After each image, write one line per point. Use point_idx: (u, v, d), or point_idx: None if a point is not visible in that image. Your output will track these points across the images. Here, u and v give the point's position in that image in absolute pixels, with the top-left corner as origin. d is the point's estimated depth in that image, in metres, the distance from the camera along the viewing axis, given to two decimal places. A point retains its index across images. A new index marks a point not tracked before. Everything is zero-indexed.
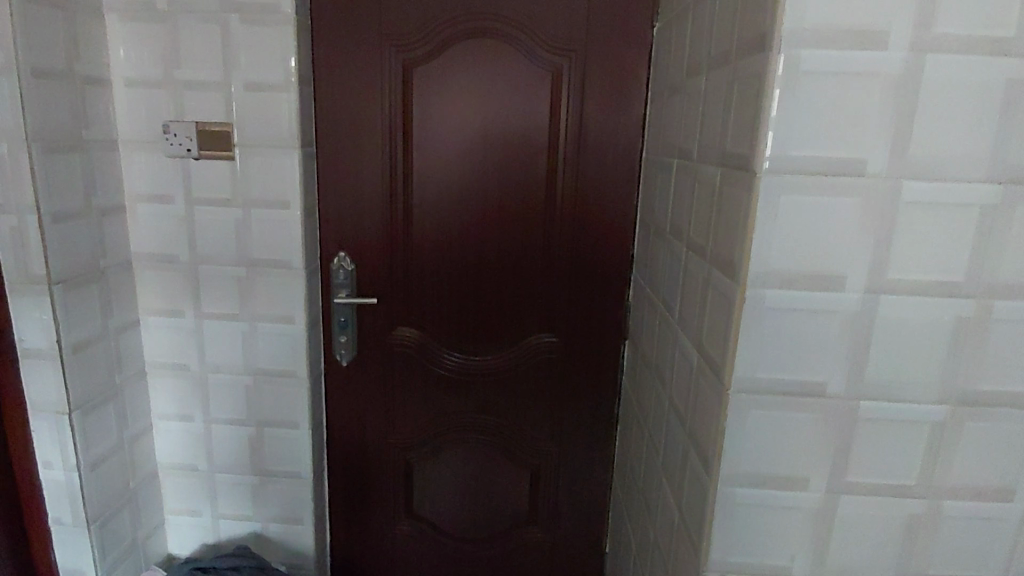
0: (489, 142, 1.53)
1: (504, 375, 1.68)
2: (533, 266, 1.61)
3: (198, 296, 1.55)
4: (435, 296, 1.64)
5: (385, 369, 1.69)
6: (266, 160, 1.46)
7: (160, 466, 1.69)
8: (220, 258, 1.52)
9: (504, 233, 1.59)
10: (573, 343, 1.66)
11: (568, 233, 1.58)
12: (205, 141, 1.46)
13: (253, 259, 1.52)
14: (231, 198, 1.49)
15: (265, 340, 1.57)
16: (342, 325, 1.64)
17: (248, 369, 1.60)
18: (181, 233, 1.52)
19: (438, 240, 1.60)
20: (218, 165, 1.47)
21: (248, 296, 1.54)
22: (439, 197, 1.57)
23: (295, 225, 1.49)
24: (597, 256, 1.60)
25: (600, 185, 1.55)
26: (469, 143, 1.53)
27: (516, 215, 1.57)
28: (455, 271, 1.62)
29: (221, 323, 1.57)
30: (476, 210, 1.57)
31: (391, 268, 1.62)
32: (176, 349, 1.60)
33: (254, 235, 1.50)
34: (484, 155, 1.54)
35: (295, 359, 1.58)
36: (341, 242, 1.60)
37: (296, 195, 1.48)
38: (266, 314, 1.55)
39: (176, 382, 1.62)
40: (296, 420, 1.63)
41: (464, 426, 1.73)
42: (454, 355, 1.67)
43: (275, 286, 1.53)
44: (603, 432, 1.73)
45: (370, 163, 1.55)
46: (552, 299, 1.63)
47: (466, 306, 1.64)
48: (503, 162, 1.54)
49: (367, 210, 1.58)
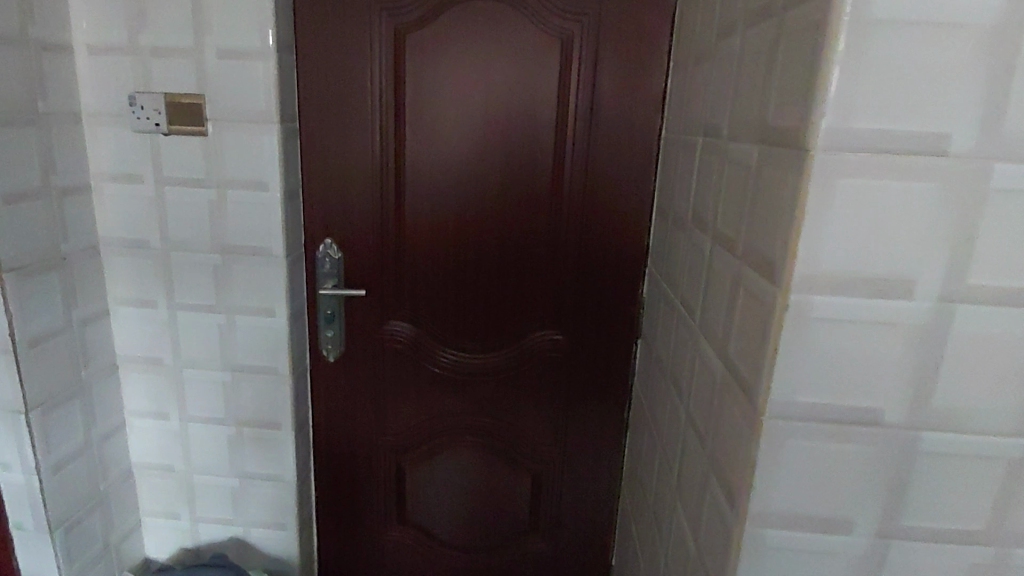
0: (490, 119, 1.38)
1: (504, 374, 1.55)
2: (538, 258, 1.46)
3: (171, 285, 1.43)
4: (431, 288, 1.50)
5: (376, 366, 1.56)
6: (243, 136, 1.32)
7: (135, 466, 1.57)
8: (194, 244, 1.39)
9: (505, 221, 1.44)
10: (580, 341, 1.52)
11: (577, 221, 1.43)
12: (175, 115, 1.32)
13: (229, 245, 1.38)
14: (205, 178, 1.35)
15: (244, 334, 1.44)
16: (329, 318, 1.51)
17: (226, 364, 1.47)
18: (152, 216, 1.38)
19: (433, 226, 1.45)
20: (190, 141, 1.33)
21: (225, 286, 1.41)
22: (435, 181, 1.43)
23: (275, 208, 1.35)
24: (608, 246, 1.44)
25: (614, 167, 1.39)
26: (467, 121, 1.38)
27: (518, 200, 1.42)
28: (452, 261, 1.48)
29: (196, 314, 1.44)
30: (476, 194, 1.42)
31: (381, 257, 1.48)
32: (148, 341, 1.47)
33: (230, 219, 1.37)
34: (484, 133, 1.39)
35: (277, 355, 1.45)
36: (326, 227, 1.46)
37: (276, 176, 1.34)
38: (244, 306, 1.42)
39: (150, 378, 1.50)
40: (278, 420, 1.51)
41: (461, 428, 1.60)
42: (450, 352, 1.54)
43: (253, 275, 1.40)
44: (611, 437, 1.59)
45: (359, 142, 1.41)
46: (559, 292, 1.48)
47: (463, 300, 1.50)
48: (506, 141, 1.39)
49: (356, 195, 1.44)
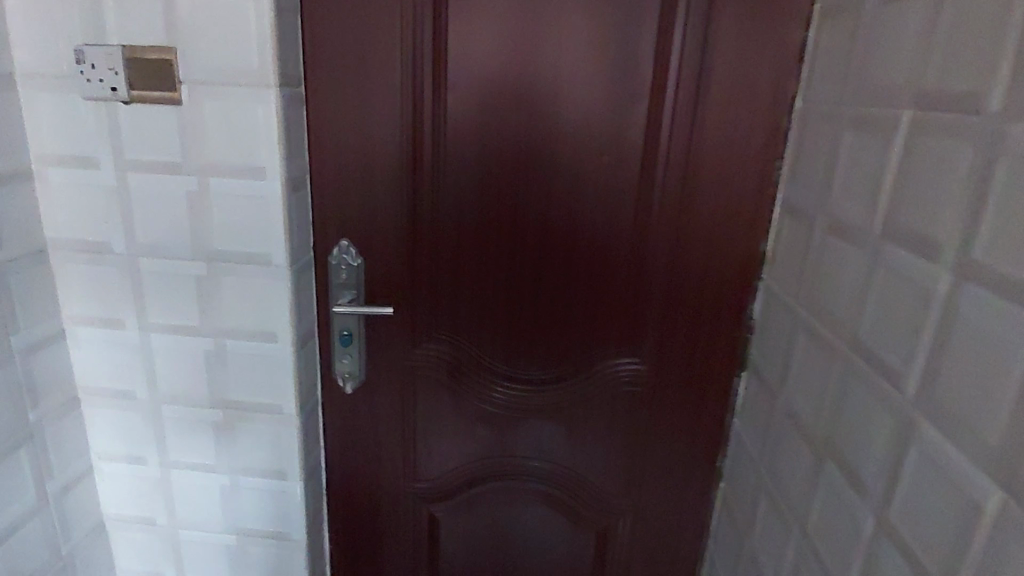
0: (564, 88, 1.03)
1: (566, 409, 1.23)
2: (616, 268, 1.13)
3: (142, 301, 1.10)
4: (478, 305, 1.17)
5: (405, 398, 1.24)
6: (229, 106, 0.98)
7: (108, 517, 1.27)
8: (170, 249, 1.06)
9: (577, 220, 1.10)
10: (667, 372, 1.19)
11: (671, 221, 1.09)
12: (138, 76, 0.97)
13: (216, 251, 1.05)
14: (182, 161, 1.01)
15: (237, 363, 1.12)
16: (346, 340, 1.17)
17: (215, 399, 1.15)
18: (112, 212, 1.05)
19: (481, 225, 1.12)
20: (159, 113, 0.99)
21: (211, 303, 1.09)
22: (487, 168, 1.08)
23: (275, 204, 1.02)
24: (710, 253, 1.11)
25: (725, 148, 1.05)
26: (533, 89, 1.04)
27: (597, 193, 1.09)
28: (503, 270, 1.14)
29: (175, 338, 1.12)
30: (541, 185, 1.08)
31: (414, 264, 1.15)
32: (117, 370, 1.16)
33: (216, 217, 1.03)
34: (557, 106, 1.04)
35: (281, 390, 1.14)
36: (343, 224, 1.12)
37: (276, 160, 1.00)
38: (237, 329, 1.10)
39: (120, 414, 1.19)
40: (283, 468, 1.20)
41: (509, 473, 1.28)
42: (499, 382, 1.22)
43: (248, 290, 1.07)
44: (698, 488, 1.27)
45: (388, 116, 1.06)
46: (641, 310, 1.15)
47: (520, 319, 1.17)
48: (584, 117, 1.04)
49: (382, 184, 1.10)
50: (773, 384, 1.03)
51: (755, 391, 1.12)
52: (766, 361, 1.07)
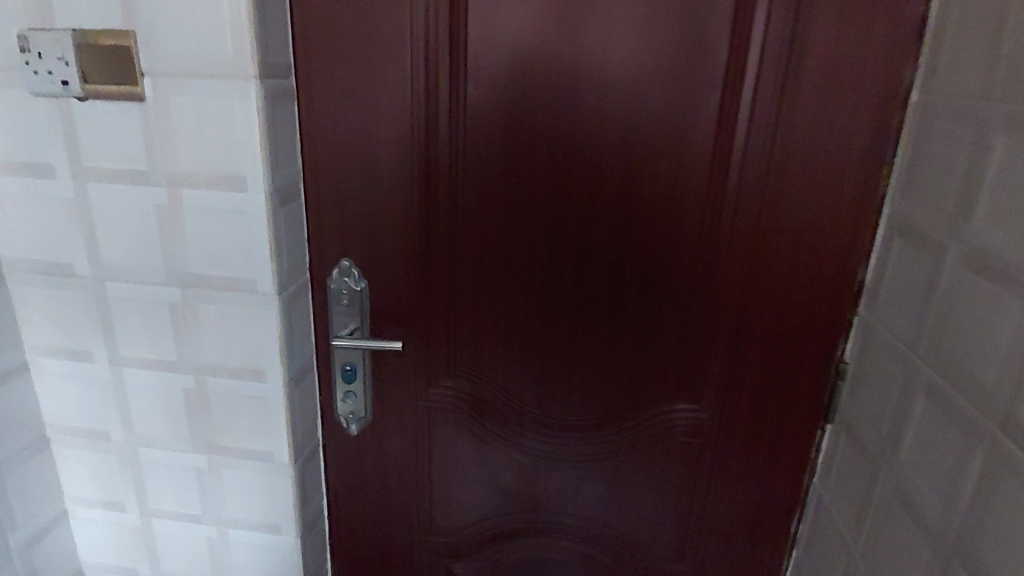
0: (615, 77, 0.83)
1: (609, 462, 1.04)
2: (673, 299, 0.93)
3: (111, 331, 0.94)
4: (506, 338, 0.98)
5: (420, 442, 1.06)
6: (200, 102, 0.80)
7: (86, 567, 1.13)
8: (139, 272, 0.90)
9: (627, 238, 0.90)
10: (733, 422, 0.99)
11: (744, 241, 0.89)
12: (92, 66, 0.80)
13: (192, 276, 0.88)
14: (147, 169, 0.84)
15: (220, 404, 0.96)
16: (349, 376, 1.00)
17: (198, 443, 0.99)
18: (72, 229, 0.89)
19: (509, 247, 0.93)
20: (120, 112, 0.82)
21: (189, 335, 0.92)
22: (519, 176, 0.89)
23: (259, 221, 0.84)
24: (792, 282, 0.90)
25: (817, 153, 0.84)
26: (576, 79, 0.84)
27: (652, 207, 0.88)
28: (535, 299, 0.95)
29: (150, 374, 0.96)
30: (584, 197, 0.89)
31: (429, 289, 0.97)
32: (88, 408, 1.01)
33: (190, 235, 0.86)
34: (605, 99, 0.84)
35: (272, 436, 0.97)
36: (344, 241, 0.94)
37: (258, 168, 0.82)
38: (219, 365, 0.93)
39: (94, 455, 1.04)
40: (276, 522, 1.03)
41: (541, 530, 1.10)
42: (529, 428, 1.03)
43: (230, 321, 0.90)
44: (766, 555, 1.07)
45: (397, 112, 0.87)
46: (702, 349, 0.95)
47: (556, 354, 0.98)
48: (639, 113, 0.84)
49: (391, 194, 0.91)
50: (883, 451, 0.82)
51: (851, 452, 0.91)
52: (870, 419, 0.86)
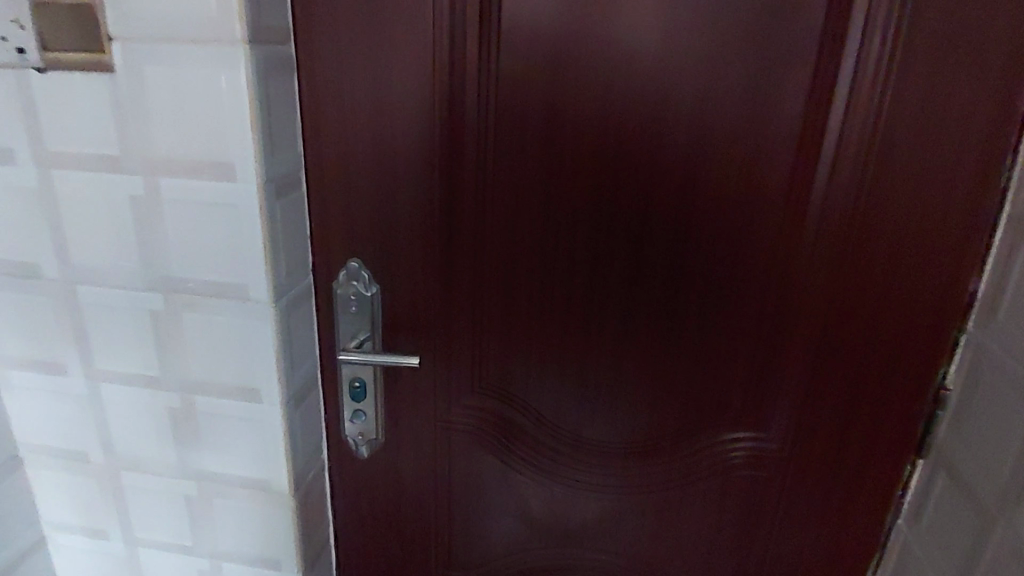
0: (681, 46, 0.69)
1: (656, 495, 0.90)
2: (742, 313, 0.79)
3: (85, 341, 0.82)
4: (540, 355, 0.84)
5: (440, 468, 0.93)
6: (178, 73, 0.66)
7: None
8: (114, 275, 0.77)
9: (688, 240, 0.76)
10: (805, 455, 0.85)
11: (831, 245, 0.74)
12: (50, 29, 0.67)
13: (175, 280, 0.75)
14: (120, 154, 0.71)
15: (210, 426, 0.83)
16: (358, 393, 0.87)
17: (186, 469, 0.87)
18: (36, 223, 0.76)
19: (547, 250, 0.79)
20: (85, 85, 0.69)
21: (173, 348, 0.79)
22: (560, 166, 0.75)
23: (249, 217, 0.71)
24: (887, 295, 0.75)
25: (926, 140, 0.69)
26: (633, 49, 0.69)
27: (720, 203, 0.74)
28: (576, 311, 0.81)
29: (130, 390, 0.83)
30: (638, 192, 0.75)
31: (451, 297, 0.83)
32: (64, 426, 0.89)
33: (171, 232, 0.73)
34: (668, 74, 0.70)
35: (270, 463, 0.84)
36: (352, 240, 0.81)
37: (249, 154, 0.68)
38: (208, 383, 0.80)
39: (73, 477, 0.92)
40: (276, 557, 0.90)
41: (575, 568, 0.97)
42: (565, 456, 0.90)
43: (218, 333, 0.77)
44: None
45: (415, 88, 0.73)
46: (773, 371, 0.81)
47: (599, 374, 0.84)
48: (710, 90, 0.70)
49: (408, 185, 0.77)
50: (1007, 505, 0.67)
51: (955, 496, 0.76)
52: (983, 461, 0.71)
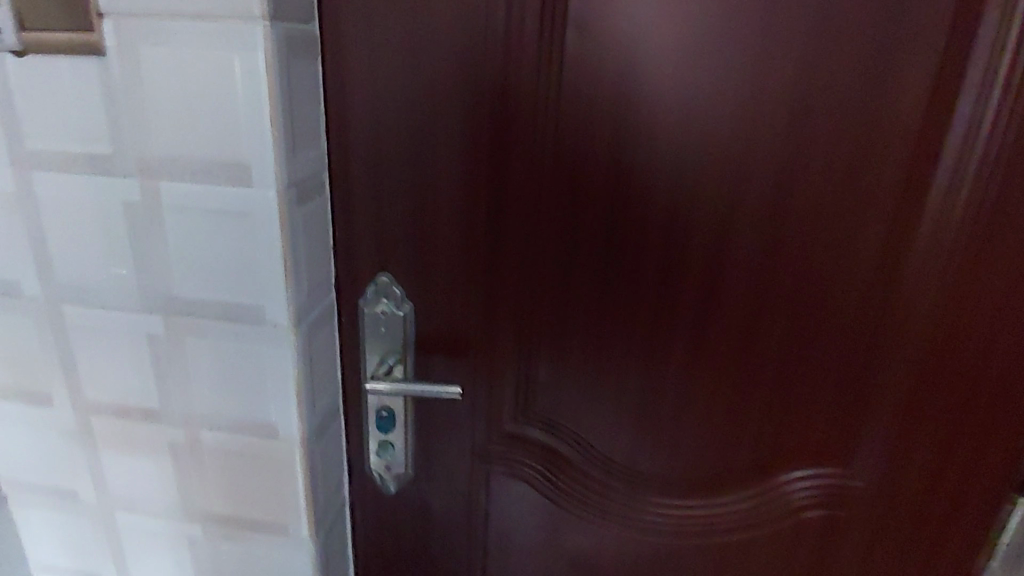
0: (781, 28, 0.59)
1: (723, 538, 0.80)
2: (834, 335, 0.69)
3: (74, 368, 0.71)
4: (596, 383, 0.74)
5: (476, 507, 0.83)
6: (182, 56, 0.55)
7: None
8: (107, 293, 0.66)
9: (775, 253, 0.66)
10: (894, 492, 0.76)
11: (941, 260, 0.65)
12: (29, 3, 0.56)
13: (178, 300, 0.65)
14: (112, 153, 0.60)
15: (218, 464, 0.73)
16: (385, 424, 0.76)
17: (191, 511, 0.76)
18: (15, 234, 0.65)
19: (610, 265, 0.68)
20: (71, 71, 0.58)
21: (175, 377, 0.68)
22: (629, 168, 0.64)
23: (268, 227, 0.60)
24: (1001, 315, 0.67)
25: None
26: (723, 31, 0.59)
27: (815, 211, 0.64)
28: (642, 335, 0.71)
29: (126, 423, 0.72)
30: (719, 198, 0.64)
31: (496, 318, 0.72)
32: (52, 462, 0.78)
33: (173, 245, 0.62)
34: (764, 61, 0.60)
35: (287, 506, 0.73)
36: (383, 252, 0.70)
37: (268, 153, 0.57)
38: (217, 416, 0.70)
39: (63, 518, 0.81)
40: None
41: None
42: (621, 495, 0.79)
43: (229, 360, 0.66)
44: None
45: (461, 77, 0.62)
46: (863, 400, 0.72)
47: (663, 404, 0.74)
48: (809, 79, 0.60)
49: (450, 190, 0.67)
50: None
51: None
52: None
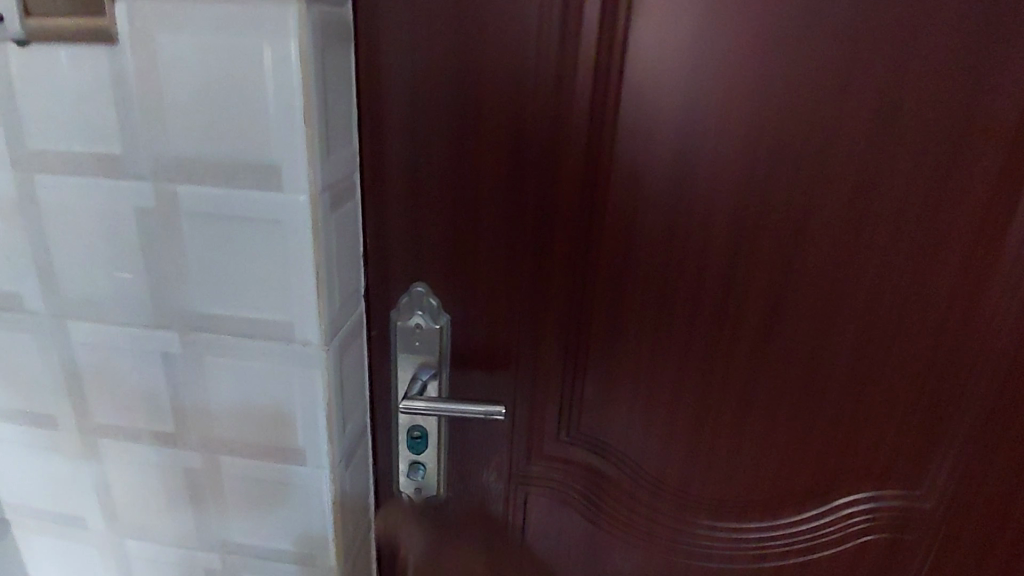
0: (871, 16, 0.53)
1: (777, 563, 0.75)
2: (908, 352, 0.64)
3: (80, 387, 0.65)
4: (647, 401, 0.68)
5: (512, 531, 0.77)
6: (204, 45, 0.49)
7: None
8: (118, 308, 0.60)
9: (848, 263, 0.61)
10: (964, 517, 0.71)
11: None
12: None
13: (197, 315, 0.59)
14: (123, 153, 0.54)
15: (238, 491, 0.67)
16: (418, 446, 0.70)
17: (207, 540, 0.71)
18: (15, 244, 0.59)
19: (669, 277, 0.62)
20: (79, 62, 0.52)
21: (193, 398, 0.63)
22: (694, 170, 0.58)
23: (298, 236, 0.54)
24: None
25: None
26: (806, 18, 0.53)
27: (894, 218, 0.59)
28: (699, 351, 0.65)
29: (138, 447, 0.67)
30: (791, 203, 0.59)
31: (541, 332, 0.67)
32: (56, 487, 0.72)
33: (191, 255, 0.56)
34: (849, 51, 0.54)
35: (313, 536, 0.68)
36: (419, 261, 0.64)
37: (301, 154, 0.51)
38: (237, 439, 0.64)
39: (67, 545, 0.75)
40: None
41: None
42: (669, 520, 0.74)
43: (253, 380, 0.61)
44: None
45: (511, 70, 0.57)
46: (937, 419, 0.67)
47: (720, 424, 0.69)
48: (898, 72, 0.54)
49: (494, 193, 0.61)
50: None
51: None
52: None
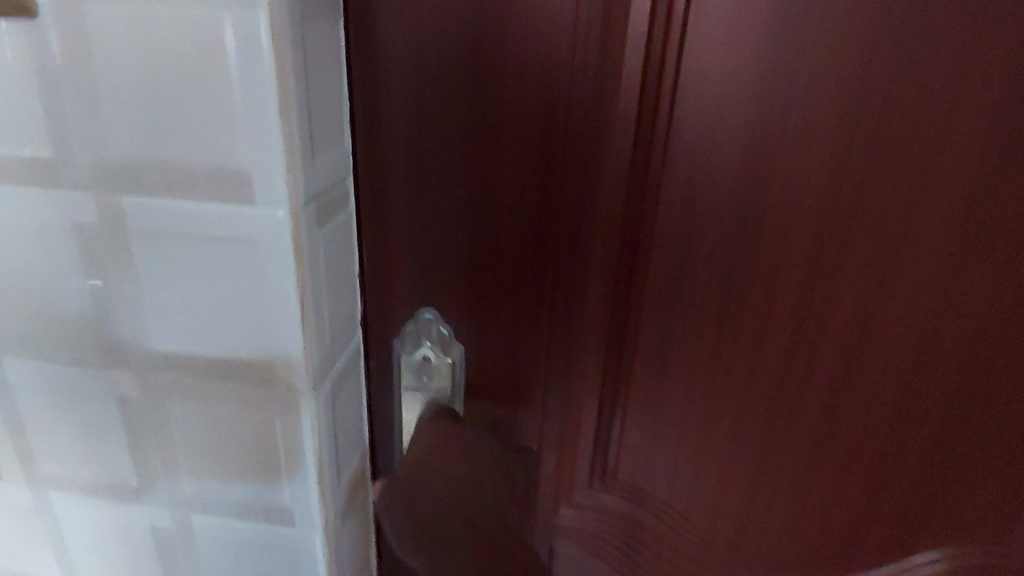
0: None
1: None
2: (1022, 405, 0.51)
3: (25, 434, 0.54)
4: (698, 445, 0.57)
5: None
6: (149, 19, 0.38)
7: None
8: (62, 344, 0.49)
9: (949, 294, 0.48)
10: None
11: None
12: None
13: (156, 353, 0.48)
14: (56, 158, 0.43)
15: (214, 553, 0.57)
16: None
17: None
18: None
19: (726, 304, 0.51)
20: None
21: (156, 448, 0.52)
22: (770, 173, 0.47)
23: (277, 260, 0.43)
24: None
25: None
26: None
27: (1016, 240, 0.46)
28: (761, 390, 0.54)
29: (95, 503, 0.56)
30: (887, 216, 0.47)
31: (573, 365, 0.56)
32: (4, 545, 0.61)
33: (146, 282, 0.46)
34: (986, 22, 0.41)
35: None
36: (426, 282, 0.54)
37: (278, 159, 0.41)
38: (211, 496, 0.54)
39: None
40: None
41: None
42: None
43: (228, 428, 0.50)
44: None
45: (541, 48, 0.45)
46: None
47: (784, 474, 0.57)
48: None
49: (517, 203, 0.50)
50: None
51: None
52: None
